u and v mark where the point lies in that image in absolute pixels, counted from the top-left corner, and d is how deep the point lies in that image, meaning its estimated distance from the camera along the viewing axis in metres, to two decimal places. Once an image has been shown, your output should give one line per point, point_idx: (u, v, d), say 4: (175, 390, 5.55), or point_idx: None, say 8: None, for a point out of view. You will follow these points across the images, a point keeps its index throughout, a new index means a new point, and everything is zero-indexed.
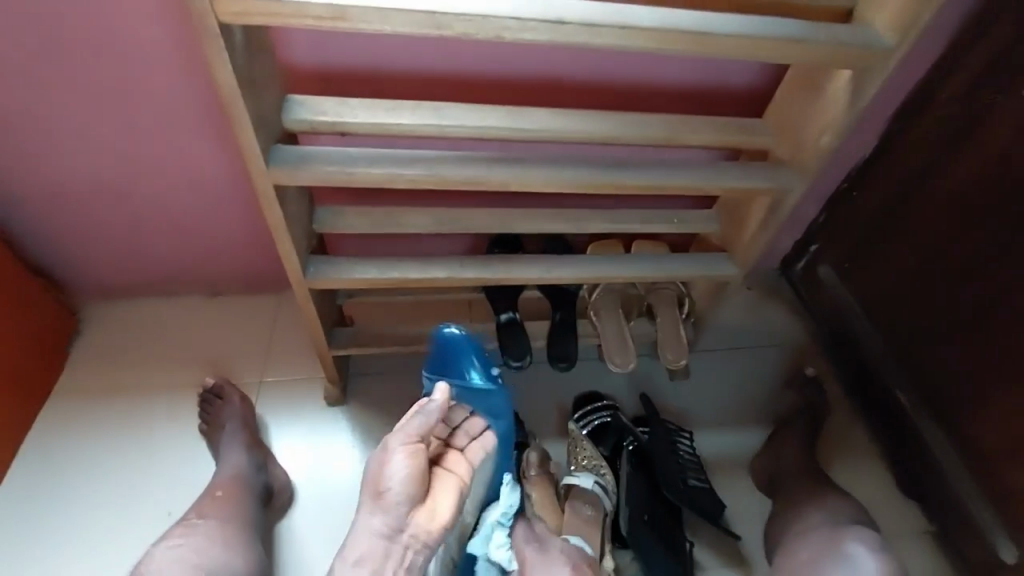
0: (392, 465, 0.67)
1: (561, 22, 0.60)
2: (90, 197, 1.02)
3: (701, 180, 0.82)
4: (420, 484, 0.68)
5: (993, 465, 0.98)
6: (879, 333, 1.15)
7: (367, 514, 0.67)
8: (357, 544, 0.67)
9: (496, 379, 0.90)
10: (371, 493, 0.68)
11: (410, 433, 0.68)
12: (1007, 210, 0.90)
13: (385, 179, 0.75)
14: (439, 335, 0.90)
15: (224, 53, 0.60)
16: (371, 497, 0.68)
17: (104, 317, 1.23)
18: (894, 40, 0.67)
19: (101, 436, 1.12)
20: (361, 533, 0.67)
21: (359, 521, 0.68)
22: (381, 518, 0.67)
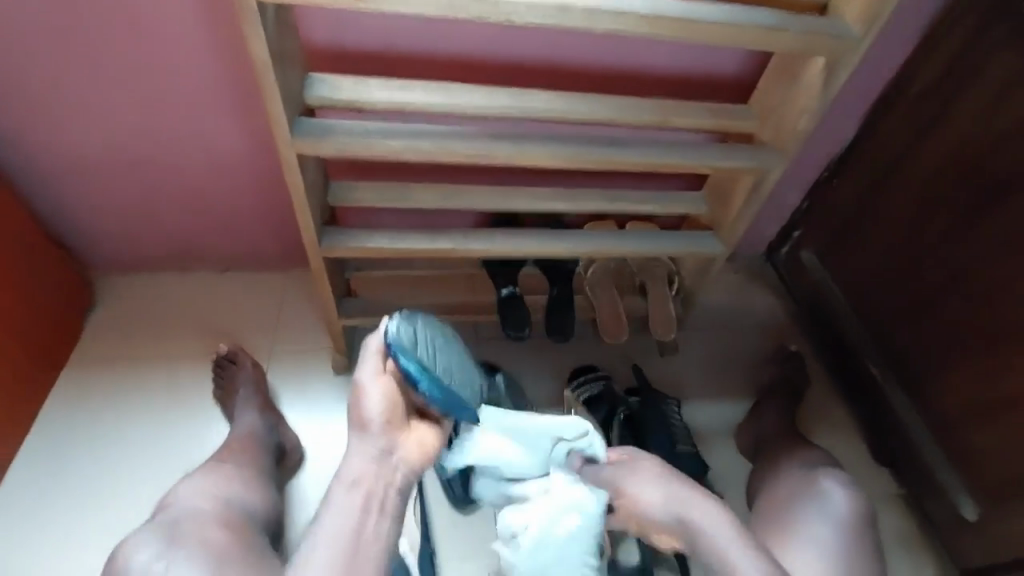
0: (375, 393, 0.74)
1: (564, 9, 0.67)
2: (111, 169, 1.07)
3: (688, 158, 0.89)
4: (400, 411, 0.75)
5: (955, 428, 1.06)
6: (855, 307, 1.22)
7: (356, 446, 0.73)
8: (352, 471, 0.71)
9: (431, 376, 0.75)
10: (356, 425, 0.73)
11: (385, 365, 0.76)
12: (973, 191, 0.98)
13: (399, 152, 0.81)
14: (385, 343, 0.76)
15: (257, 28, 0.66)
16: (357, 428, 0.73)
17: (120, 288, 1.28)
18: (863, 30, 0.74)
19: (120, 399, 1.18)
20: (352, 460, 0.72)
21: (346, 456, 0.73)
22: (369, 445, 0.73)
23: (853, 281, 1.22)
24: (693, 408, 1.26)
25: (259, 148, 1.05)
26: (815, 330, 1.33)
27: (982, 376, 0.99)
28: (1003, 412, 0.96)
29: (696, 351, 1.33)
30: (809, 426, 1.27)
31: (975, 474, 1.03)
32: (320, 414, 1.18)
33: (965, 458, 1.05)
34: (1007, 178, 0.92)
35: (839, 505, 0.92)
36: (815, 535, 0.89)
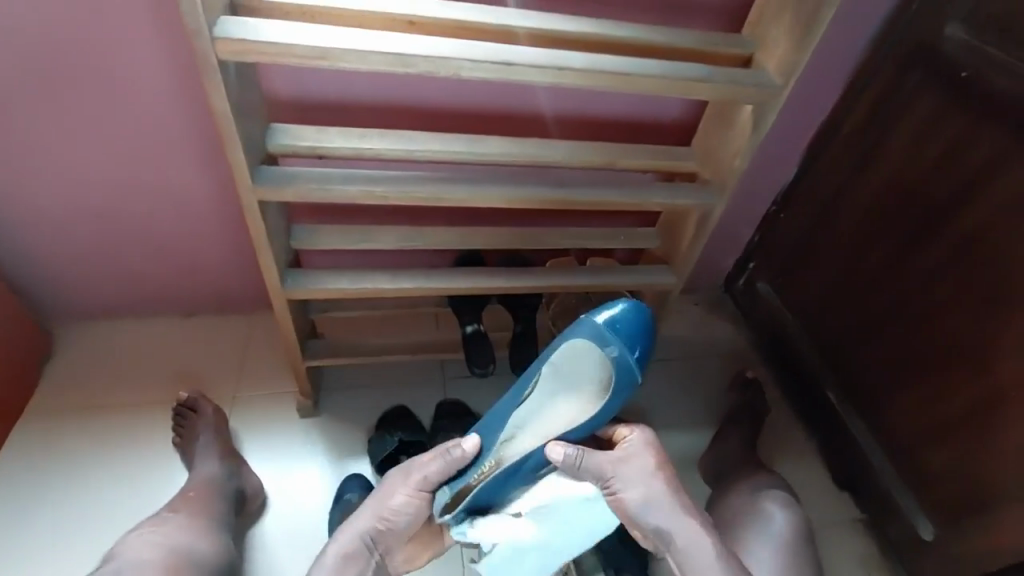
0: (404, 500, 0.84)
1: (510, 64, 0.72)
2: (72, 218, 1.07)
3: (636, 197, 0.94)
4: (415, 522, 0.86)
5: (905, 449, 1.10)
6: (809, 334, 1.28)
7: (363, 520, 0.84)
8: (347, 548, 0.81)
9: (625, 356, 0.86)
10: (374, 513, 0.84)
11: (426, 475, 0.85)
12: (902, 222, 1.05)
13: (359, 196, 0.85)
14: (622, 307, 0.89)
15: (220, 85, 0.70)
16: (375, 514, 0.84)
17: (80, 338, 1.26)
18: (781, 81, 0.82)
19: (72, 450, 1.14)
20: (354, 530, 0.83)
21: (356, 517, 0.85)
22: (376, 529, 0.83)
23: (807, 309, 1.27)
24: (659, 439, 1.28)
25: (224, 194, 1.07)
26: (775, 358, 1.38)
27: (927, 397, 1.04)
28: (949, 430, 1.01)
29: (659, 381, 1.36)
30: (772, 453, 1.30)
31: (931, 494, 1.06)
32: (283, 460, 1.16)
33: (919, 478, 1.08)
34: (931, 209, 1.00)
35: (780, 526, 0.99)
36: (760, 556, 0.96)
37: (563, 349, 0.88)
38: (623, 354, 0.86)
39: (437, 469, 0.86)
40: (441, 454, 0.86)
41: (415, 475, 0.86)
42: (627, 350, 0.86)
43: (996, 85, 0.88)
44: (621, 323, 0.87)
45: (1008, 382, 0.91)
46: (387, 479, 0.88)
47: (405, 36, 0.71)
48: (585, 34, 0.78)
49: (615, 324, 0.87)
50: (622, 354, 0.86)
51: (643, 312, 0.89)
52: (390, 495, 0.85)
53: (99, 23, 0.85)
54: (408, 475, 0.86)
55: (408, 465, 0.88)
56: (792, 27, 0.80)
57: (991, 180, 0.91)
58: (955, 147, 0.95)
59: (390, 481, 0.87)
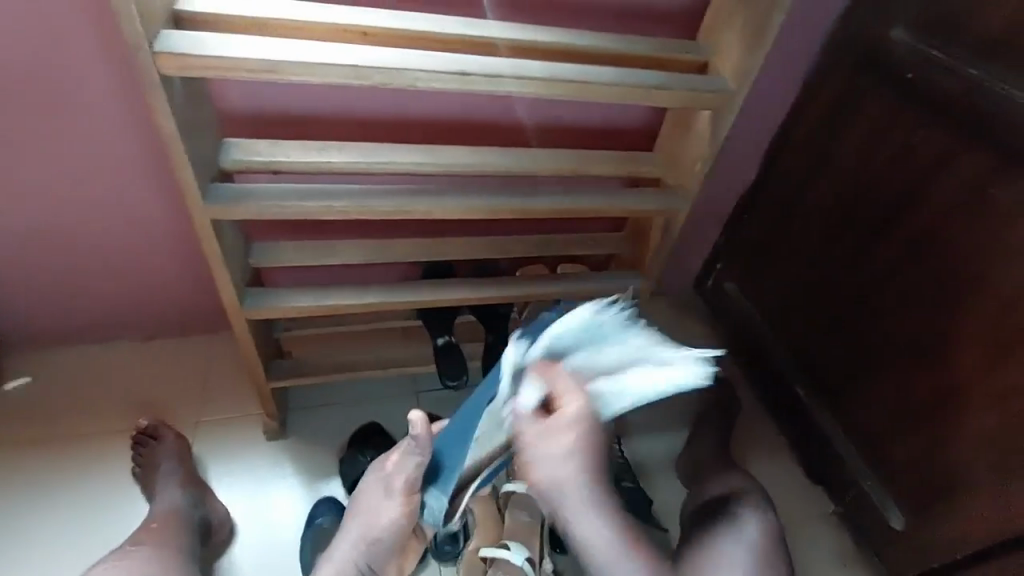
0: (386, 514, 0.77)
1: (467, 74, 0.71)
2: (14, 244, 1.02)
3: (601, 204, 0.94)
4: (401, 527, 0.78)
5: (872, 442, 1.12)
6: (777, 332, 1.30)
7: (347, 534, 0.80)
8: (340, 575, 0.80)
9: None
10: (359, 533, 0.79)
11: (402, 485, 0.76)
12: (859, 221, 1.07)
13: (318, 212, 0.83)
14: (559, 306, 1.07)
15: (164, 101, 0.67)
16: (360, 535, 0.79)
17: (28, 367, 1.19)
18: (737, 86, 0.83)
19: (22, 488, 1.08)
20: (340, 544, 0.81)
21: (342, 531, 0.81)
22: (356, 540, 0.79)
23: (772, 308, 1.30)
24: (635, 443, 1.28)
25: (179, 212, 1.03)
26: (744, 357, 1.40)
27: (892, 391, 1.06)
28: (913, 422, 1.03)
29: None
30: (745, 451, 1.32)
31: (898, 485, 1.09)
32: (251, 484, 1.12)
33: (886, 470, 1.10)
34: (885, 207, 1.02)
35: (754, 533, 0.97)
36: (736, 560, 0.93)
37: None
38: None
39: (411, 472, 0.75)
40: (410, 452, 0.75)
41: (391, 485, 0.77)
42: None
43: (940, 86, 0.92)
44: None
45: (966, 373, 0.94)
46: (364, 490, 0.80)
47: (359, 48, 0.70)
48: (542, 42, 0.78)
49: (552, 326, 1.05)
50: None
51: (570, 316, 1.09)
52: (370, 513, 0.78)
53: (35, 37, 0.81)
54: (386, 486, 0.77)
55: (380, 470, 0.79)
56: (745, 33, 0.81)
57: (940, 177, 0.94)
58: (905, 147, 0.98)
59: (366, 493, 0.79)
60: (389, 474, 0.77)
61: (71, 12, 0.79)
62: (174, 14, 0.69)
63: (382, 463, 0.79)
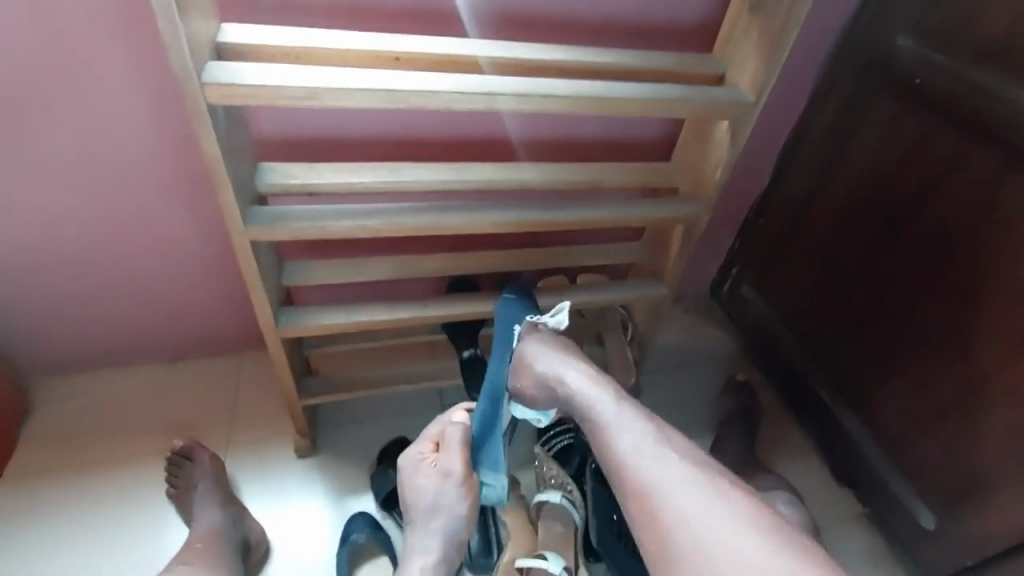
0: (456, 497, 0.85)
1: (497, 94, 0.74)
2: (51, 272, 1.04)
3: (623, 215, 0.97)
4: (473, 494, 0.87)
5: (898, 441, 1.12)
6: (796, 334, 1.31)
7: (426, 535, 0.85)
8: (437, 566, 0.84)
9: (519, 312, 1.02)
10: (439, 520, 0.85)
11: (462, 464, 0.86)
12: (873, 221, 1.09)
13: (352, 231, 0.85)
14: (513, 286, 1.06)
15: (210, 129, 0.70)
16: (439, 524, 0.85)
17: (64, 392, 1.21)
18: (755, 96, 0.86)
19: (61, 511, 1.10)
20: (424, 543, 0.85)
21: (415, 541, 0.85)
22: (438, 531, 0.85)
23: (790, 311, 1.31)
24: None
25: (210, 235, 1.06)
26: (764, 361, 1.41)
27: (916, 389, 1.06)
28: (937, 420, 1.04)
29: (656, 391, 1.38)
30: (770, 454, 1.33)
31: (927, 483, 1.09)
32: (284, 501, 1.13)
33: (914, 469, 1.10)
34: (900, 209, 1.04)
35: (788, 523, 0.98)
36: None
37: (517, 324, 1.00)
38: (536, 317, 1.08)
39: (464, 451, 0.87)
40: (453, 431, 0.88)
41: (449, 468, 0.85)
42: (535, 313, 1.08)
43: (947, 90, 0.94)
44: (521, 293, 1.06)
45: (989, 369, 0.94)
46: (419, 491, 0.85)
47: (393, 73, 0.73)
48: (566, 62, 0.81)
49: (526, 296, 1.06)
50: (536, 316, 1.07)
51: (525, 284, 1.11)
52: (441, 500, 0.85)
53: (80, 74, 0.84)
54: (445, 475, 0.85)
55: (423, 465, 0.86)
56: (759, 47, 0.84)
57: (953, 175, 0.95)
58: (917, 149, 1.00)
59: (425, 490, 0.85)
60: (445, 460, 0.86)
61: (111, 46, 0.83)
62: (217, 47, 0.72)
63: (424, 460, 0.86)
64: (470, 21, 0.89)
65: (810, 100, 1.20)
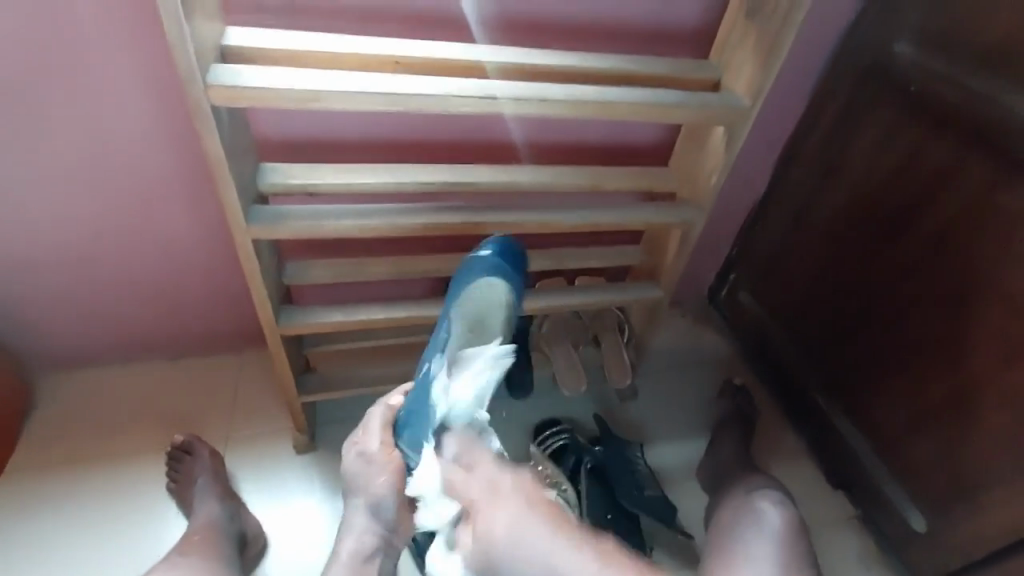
0: (378, 476, 0.81)
1: (494, 98, 0.75)
2: (56, 268, 1.06)
3: (619, 217, 0.98)
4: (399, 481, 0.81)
5: (891, 446, 1.13)
6: (792, 338, 1.32)
7: (354, 518, 0.83)
8: (362, 550, 0.81)
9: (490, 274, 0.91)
10: (363, 502, 0.82)
11: (379, 443, 0.82)
12: (868, 227, 1.10)
13: (352, 231, 0.86)
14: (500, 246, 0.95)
15: (213, 129, 0.72)
16: (364, 506, 0.82)
17: (68, 386, 1.23)
18: (750, 101, 0.87)
19: (63, 503, 1.11)
20: (352, 525, 0.83)
21: (347, 522, 0.84)
22: (364, 514, 0.82)
23: (786, 315, 1.32)
24: (656, 451, 1.30)
25: (213, 233, 1.07)
26: (760, 365, 1.42)
27: (910, 394, 1.07)
28: (930, 423, 1.04)
29: (652, 393, 1.39)
30: (765, 457, 1.33)
31: (919, 488, 1.09)
32: (282, 497, 1.14)
33: (907, 473, 1.11)
34: (895, 215, 1.05)
35: (775, 524, 0.99)
36: (757, 554, 0.94)
37: (469, 289, 0.89)
38: (514, 280, 0.93)
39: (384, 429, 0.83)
40: (376, 412, 0.84)
41: (368, 450, 0.82)
42: (515, 276, 0.93)
43: (943, 98, 0.95)
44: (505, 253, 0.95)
45: (981, 374, 0.95)
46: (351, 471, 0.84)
47: (394, 77, 0.74)
48: (563, 66, 0.82)
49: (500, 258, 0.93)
50: (513, 280, 0.93)
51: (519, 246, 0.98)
52: (361, 482, 0.82)
53: (87, 75, 0.86)
54: (365, 457, 0.82)
55: (351, 447, 0.84)
56: (755, 53, 0.86)
57: (948, 182, 0.97)
58: (912, 156, 1.01)
59: (350, 471, 0.83)
60: (364, 442, 0.82)
61: (117, 47, 0.85)
62: (221, 49, 0.73)
63: (351, 440, 0.85)
64: (477, 27, 0.91)
65: (808, 106, 1.21)
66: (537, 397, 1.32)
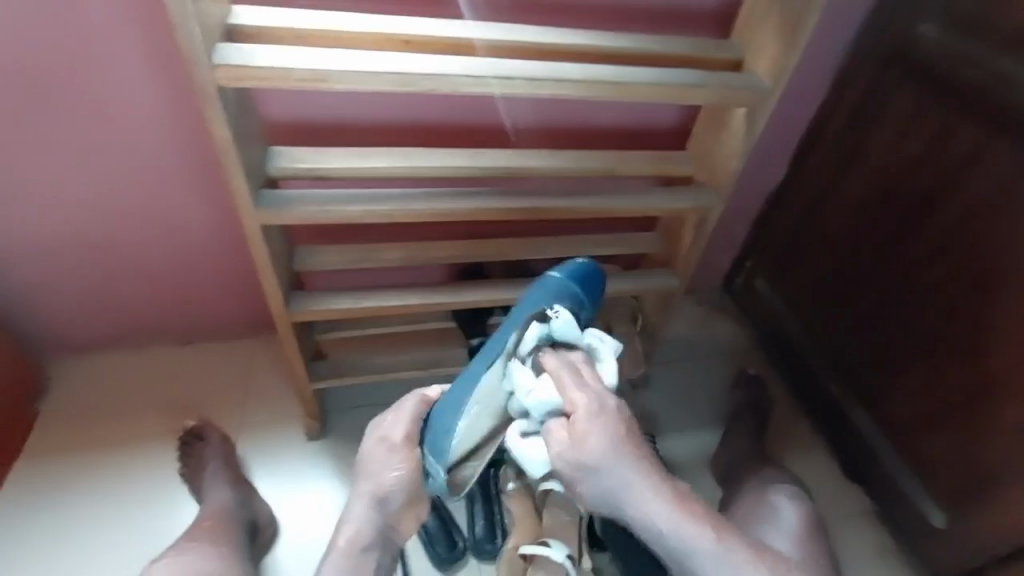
0: (392, 467, 0.78)
1: (507, 78, 0.73)
2: (66, 253, 1.06)
3: (634, 204, 0.95)
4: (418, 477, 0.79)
5: (908, 438, 1.11)
6: (807, 328, 1.29)
7: (355, 502, 0.79)
8: (359, 539, 0.77)
9: (561, 289, 0.83)
10: (369, 490, 0.78)
11: (405, 434, 0.79)
12: (889, 215, 1.07)
13: (361, 216, 0.85)
14: (581, 265, 0.88)
15: (220, 112, 0.71)
16: (370, 494, 0.78)
17: (81, 371, 1.24)
18: (773, 81, 0.84)
19: (78, 487, 1.13)
20: (352, 510, 0.79)
21: (348, 506, 0.80)
22: (368, 503, 0.78)
23: (802, 305, 1.29)
24: (668, 441, 1.28)
25: (222, 218, 1.06)
26: (775, 356, 1.40)
27: (929, 387, 1.04)
28: (947, 418, 1.02)
29: (665, 382, 1.37)
30: (779, 449, 1.31)
31: (937, 482, 1.07)
32: (294, 482, 1.15)
33: (925, 467, 1.09)
34: (918, 202, 1.01)
35: (791, 520, 0.99)
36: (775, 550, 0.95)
37: (540, 311, 0.80)
38: (586, 310, 0.85)
39: (413, 420, 0.80)
40: (408, 401, 0.81)
41: (393, 436, 0.79)
42: (588, 306, 0.86)
43: (970, 79, 0.91)
44: (576, 274, 0.86)
45: (1004, 367, 0.92)
46: (363, 456, 0.80)
47: (404, 56, 0.72)
48: (578, 46, 0.79)
49: (572, 280, 0.86)
50: (586, 311, 0.85)
51: (597, 269, 0.90)
52: (375, 470, 0.78)
53: (93, 57, 0.85)
54: (389, 443, 0.79)
55: (375, 429, 0.80)
56: (779, 31, 0.82)
57: (975, 169, 0.93)
58: (936, 141, 0.97)
59: (367, 455, 0.79)
60: (388, 427, 0.79)
61: (123, 27, 0.83)
62: (228, 29, 0.72)
63: (377, 422, 0.81)
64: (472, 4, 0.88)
65: (830, 88, 1.17)
66: None
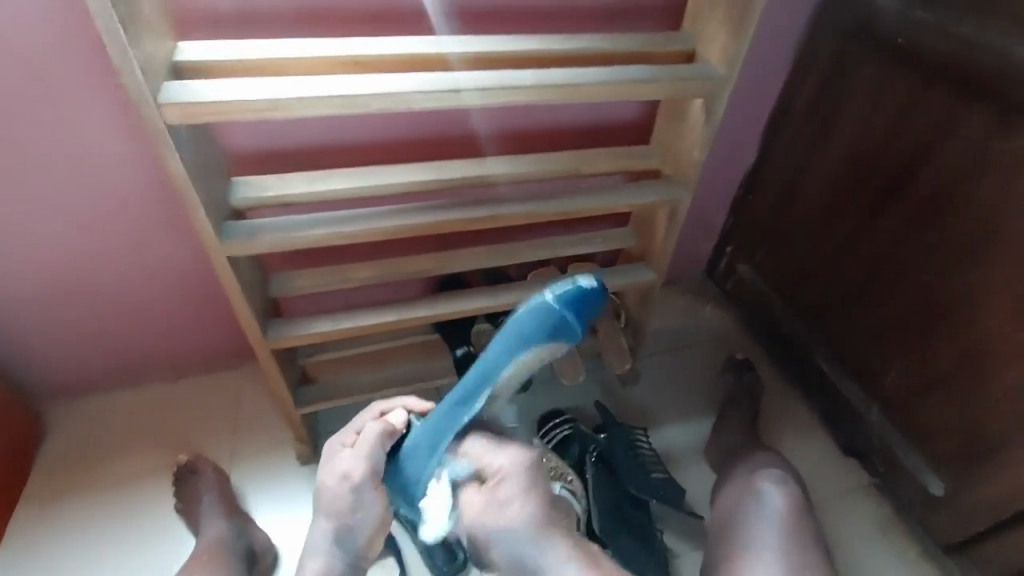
0: (353, 506, 0.78)
1: (458, 90, 0.73)
2: (41, 301, 1.05)
3: (603, 202, 0.95)
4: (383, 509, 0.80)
5: (902, 407, 1.11)
6: (794, 307, 1.29)
7: (319, 533, 0.81)
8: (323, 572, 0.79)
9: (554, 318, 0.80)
10: (331, 525, 0.79)
11: (365, 472, 0.77)
12: (865, 188, 1.07)
13: (329, 239, 0.85)
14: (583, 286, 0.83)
15: (173, 149, 0.70)
16: (332, 529, 0.80)
17: (69, 417, 1.23)
18: (726, 69, 0.84)
19: (74, 533, 1.12)
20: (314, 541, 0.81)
21: (313, 535, 0.81)
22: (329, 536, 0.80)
23: (786, 285, 1.29)
24: (663, 433, 1.28)
25: (194, 252, 1.06)
26: (764, 338, 1.40)
27: (919, 355, 1.04)
28: (940, 385, 1.02)
29: (655, 375, 1.37)
30: (775, 431, 1.31)
31: (934, 449, 1.07)
32: (290, 508, 1.14)
33: (920, 435, 1.09)
34: (893, 173, 1.01)
35: (780, 504, 0.98)
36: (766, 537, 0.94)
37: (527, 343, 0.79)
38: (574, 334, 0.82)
39: (371, 456, 0.78)
40: (373, 431, 0.80)
41: (352, 476, 0.77)
42: (578, 330, 0.83)
43: (934, 47, 0.91)
44: (574, 298, 0.81)
45: (993, 328, 0.92)
46: (324, 491, 0.80)
47: (351, 77, 0.72)
48: (529, 51, 0.80)
49: (566, 305, 0.81)
50: (572, 334, 0.82)
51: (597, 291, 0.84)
52: (334, 507, 0.79)
53: (47, 103, 0.85)
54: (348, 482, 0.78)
55: (332, 463, 0.80)
56: (727, 18, 0.82)
57: (945, 136, 0.93)
58: (904, 111, 0.97)
59: (326, 491, 0.79)
60: (348, 464, 0.78)
61: (73, 72, 0.83)
62: (174, 66, 0.72)
63: (335, 456, 0.80)
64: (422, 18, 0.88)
65: (791, 69, 1.17)
66: (539, 389, 1.31)
